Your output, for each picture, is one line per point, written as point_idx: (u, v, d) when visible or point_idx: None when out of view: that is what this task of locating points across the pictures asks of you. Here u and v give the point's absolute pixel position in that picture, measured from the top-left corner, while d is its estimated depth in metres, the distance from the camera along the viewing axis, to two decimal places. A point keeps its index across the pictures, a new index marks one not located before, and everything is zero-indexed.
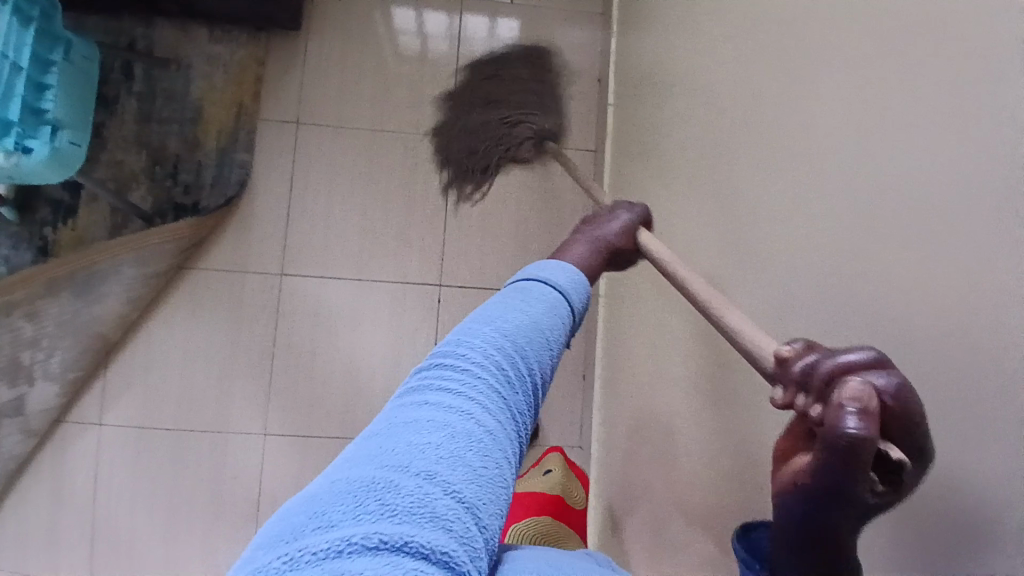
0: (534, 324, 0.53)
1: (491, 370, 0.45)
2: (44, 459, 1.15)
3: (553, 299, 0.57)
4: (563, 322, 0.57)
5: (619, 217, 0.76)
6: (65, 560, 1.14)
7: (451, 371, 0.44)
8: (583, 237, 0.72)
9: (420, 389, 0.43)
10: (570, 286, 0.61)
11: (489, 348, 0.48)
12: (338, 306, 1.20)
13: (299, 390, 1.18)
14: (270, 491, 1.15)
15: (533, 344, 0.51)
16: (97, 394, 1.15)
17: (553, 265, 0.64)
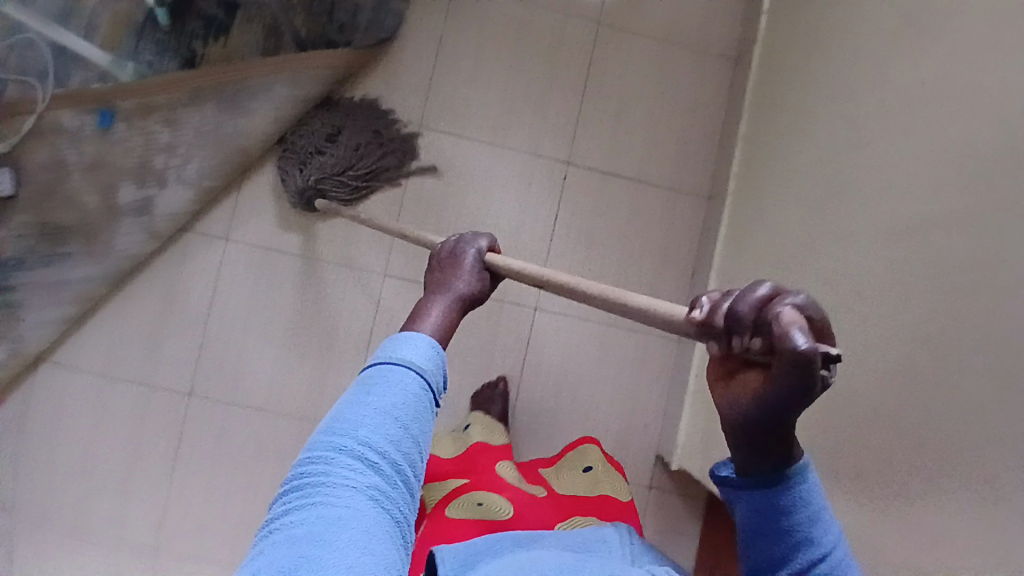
0: (381, 409, 0.49)
1: (360, 440, 0.47)
2: (160, 264, 1.19)
3: (408, 379, 0.51)
4: (425, 395, 0.52)
5: (468, 254, 0.66)
6: (167, 368, 1.18)
7: (313, 462, 0.47)
8: (436, 295, 0.61)
9: (289, 493, 0.47)
10: (426, 357, 0.53)
11: (335, 456, 0.47)
12: (470, 166, 1.24)
13: (421, 238, 1.22)
14: (382, 328, 1.21)
15: (383, 430, 0.48)
16: (225, 211, 1.20)
17: (401, 340, 0.54)
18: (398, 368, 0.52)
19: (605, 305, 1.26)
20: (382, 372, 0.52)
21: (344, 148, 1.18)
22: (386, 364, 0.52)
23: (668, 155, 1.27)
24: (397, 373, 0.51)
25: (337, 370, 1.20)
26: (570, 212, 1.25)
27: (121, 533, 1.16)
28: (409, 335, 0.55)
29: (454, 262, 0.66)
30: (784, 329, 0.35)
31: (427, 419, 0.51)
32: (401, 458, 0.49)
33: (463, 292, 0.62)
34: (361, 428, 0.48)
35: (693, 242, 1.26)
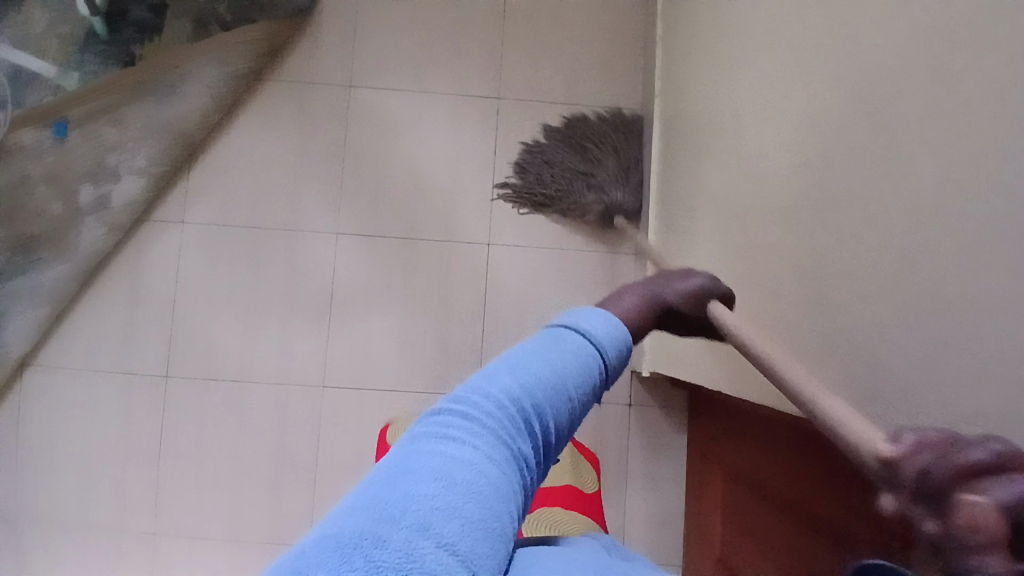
0: (559, 371, 0.45)
1: (541, 393, 0.44)
2: (125, 255, 1.25)
3: (584, 345, 0.49)
4: (600, 373, 0.49)
5: (693, 278, 0.66)
6: (144, 353, 1.22)
7: (489, 389, 0.42)
8: (641, 284, 0.62)
9: (450, 408, 0.41)
10: (606, 336, 0.51)
11: (500, 400, 0.42)
12: (404, 115, 1.27)
13: (366, 192, 1.26)
14: (343, 283, 1.24)
15: (557, 396, 0.44)
16: (179, 196, 1.26)
17: (597, 310, 0.53)
18: (576, 335, 0.50)
19: (558, 231, 1.26)
20: (561, 334, 0.49)
21: (558, 169, 1.22)
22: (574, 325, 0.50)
23: (594, 76, 1.28)
24: (574, 341, 0.49)
25: (305, 333, 1.23)
26: (508, 144, 1.27)
27: (123, 520, 1.19)
28: (598, 311, 0.53)
29: (678, 275, 0.67)
30: (993, 539, 0.28)
31: (593, 396, 0.48)
32: (556, 431, 0.45)
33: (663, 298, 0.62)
34: (536, 382, 0.44)
35: (633, 154, 1.27)
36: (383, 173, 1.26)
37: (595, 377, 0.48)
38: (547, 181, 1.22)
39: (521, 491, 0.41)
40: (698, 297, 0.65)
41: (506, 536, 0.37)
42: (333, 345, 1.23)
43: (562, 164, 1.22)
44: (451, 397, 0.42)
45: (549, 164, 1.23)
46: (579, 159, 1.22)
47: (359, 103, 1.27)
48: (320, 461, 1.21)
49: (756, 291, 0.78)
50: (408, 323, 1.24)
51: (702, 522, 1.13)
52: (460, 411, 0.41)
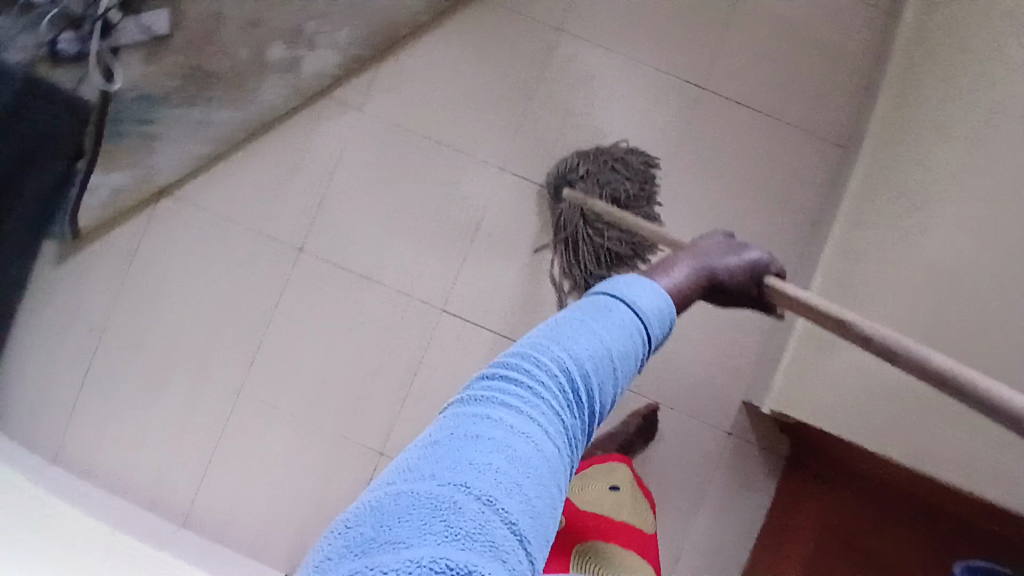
0: (606, 347, 0.55)
1: (584, 367, 0.53)
2: (292, 121, 1.23)
3: (626, 322, 0.58)
4: (639, 347, 0.59)
5: (751, 252, 0.77)
6: (283, 220, 1.21)
7: (537, 363, 0.53)
8: (694, 259, 0.72)
9: (500, 380, 0.52)
10: (653, 310, 0.61)
11: (555, 375, 0.52)
12: (605, 78, 1.23)
13: (543, 139, 1.23)
14: (490, 220, 1.22)
15: (601, 367, 0.54)
16: (363, 82, 1.23)
17: (636, 282, 0.62)
18: (625, 308, 0.59)
19: (716, 241, 1.21)
20: (611, 309, 0.58)
21: (634, 184, 1.18)
22: (615, 304, 0.59)
23: (803, 101, 1.24)
24: (623, 318, 0.58)
25: (441, 255, 1.22)
26: (695, 140, 1.23)
27: (211, 367, 1.22)
28: (644, 282, 0.63)
29: (731, 253, 0.76)
30: None
31: (636, 364, 0.58)
32: (597, 398, 0.55)
33: (716, 271, 0.73)
34: (586, 358, 0.54)
35: (816, 191, 1.23)
36: (565, 126, 1.23)
37: (636, 348, 0.58)
38: (601, 175, 1.16)
39: (567, 447, 0.52)
40: (755, 274, 0.76)
41: (557, 484, 0.49)
42: (464, 276, 1.21)
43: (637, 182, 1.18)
44: (499, 369, 0.53)
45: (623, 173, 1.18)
46: (637, 193, 1.18)
47: (564, 48, 1.23)
48: (415, 381, 1.20)
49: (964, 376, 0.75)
50: (540, 280, 1.22)
51: None
52: (511, 382, 0.51)
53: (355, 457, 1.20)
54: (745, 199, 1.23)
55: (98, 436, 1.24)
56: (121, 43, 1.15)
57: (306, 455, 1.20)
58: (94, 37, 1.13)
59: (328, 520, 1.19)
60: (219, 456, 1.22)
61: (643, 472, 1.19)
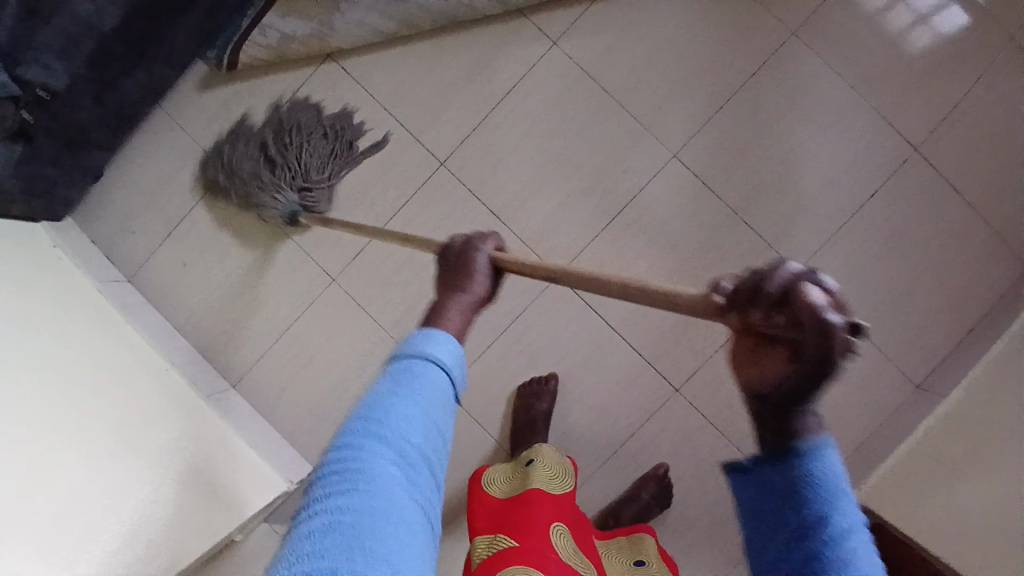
0: (409, 402, 0.49)
1: (401, 427, 0.48)
2: (485, 30, 1.16)
3: (435, 377, 0.52)
4: (452, 396, 0.53)
5: (478, 254, 0.63)
6: (438, 128, 1.16)
7: (353, 445, 0.47)
8: (461, 303, 0.59)
9: (327, 471, 0.47)
10: (453, 350, 0.54)
11: (366, 446, 0.47)
12: (817, 101, 1.14)
13: (729, 141, 1.14)
14: (642, 203, 1.15)
15: (415, 419, 0.49)
16: (571, 17, 1.15)
17: (423, 335, 0.55)
18: (422, 361, 0.52)
19: (862, 311, 1.13)
20: (416, 367, 0.51)
21: (287, 147, 1.14)
22: (414, 357, 0.53)
23: (1012, 207, 1.13)
24: (433, 374, 0.52)
25: (578, 220, 1.15)
26: (884, 201, 1.13)
27: (314, 245, 1.19)
28: (433, 330, 0.55)
29: (465, 263, 0.63)
30: None
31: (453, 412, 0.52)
32: (434, 453, 0.50)
33: (478, 294, 0.61)
34: (392, 421, 0.48)
35: (990, 301, 1.12)
36: (756, 138, 1.14)
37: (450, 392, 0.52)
38: (293, 163, 1.13)
39: (419, 508, 0.47)
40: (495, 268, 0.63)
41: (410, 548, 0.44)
42: (594, 249, 1.15)
43: (297, 146, 1.14)
44: (327, 463, 0.48)
45: (272, 164, 1.14)
46: (285, 159, 1.13)
47: (782, 63, 1.14)
48: (507, 333, 1.16)
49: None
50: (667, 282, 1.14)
51: None
52: (335, 474, 0.46)
53: None
54: (912, 281, 1.13)
55: (183, 271, 1.22)
56: None
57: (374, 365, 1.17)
58: None
59: None
60: (289, 333, 1.19)
61: (697, 509, 1.14)
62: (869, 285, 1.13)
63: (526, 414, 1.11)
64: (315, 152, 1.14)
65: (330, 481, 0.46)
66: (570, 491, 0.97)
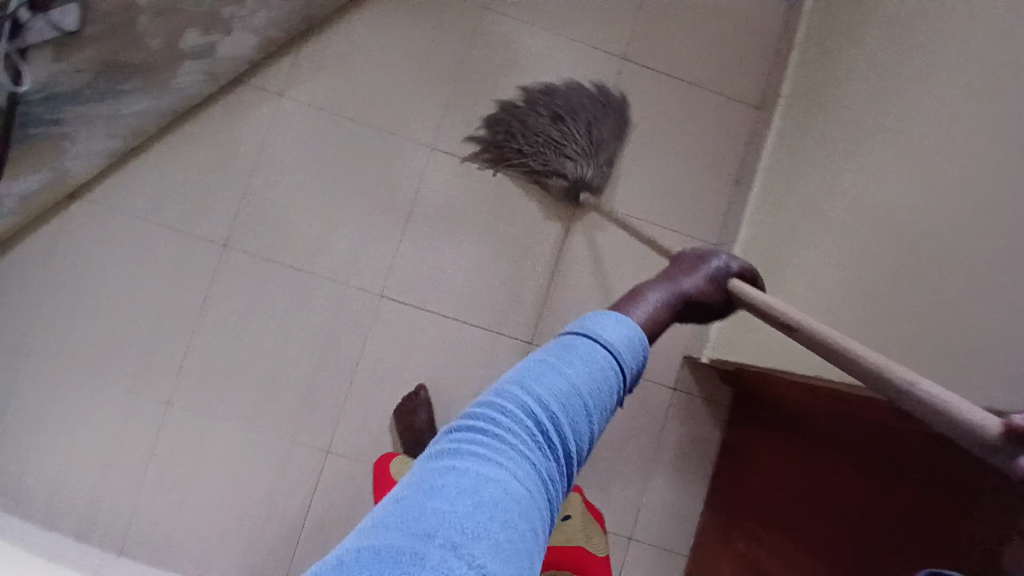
0: (573, 386, 0.51)
1: (554, 402, 0.50)
2: (215, 111, 1.19)
3: (599, 362, 0.53)
4: (613, 393, 0.54)
5: (707, 265, 0.71)
6: (210, 215, 1.17)
7: (507, 405, 0.49)
8: (662, 286, 0.65)
9: (473, 423, 0.48)
10: (624, 338, 0.56)
11: (518, 412, 0.48)
12: (530, 50, 1.25)
13: (474, 114, 1.23)
14: (426, 200, 1.20)
15: (569, 405, 0.50)
16: (287, 67, 1.21)
17: (607, 317, 0.58)
18: (597, 346, 0.55)
19: (650, 205, 1.24)
20: (584, 349, 0.54)
21: (552, 129, 1.18)
22: (587, 339, 0.55)
23: (723, 70, 1.28)
24: (599, 362, 0.53)
25: (377, 241, 1.19)
26: (622, 108, 1.26)
27: (143, 376, 1.15)
28: (616, 317, 0.58)
29: (693, 268, 0.71)
30: None
31: (606, 411, 0.53)
32: (573, 443, 0.50)
33: (684, 291, 0.67)
34: (551, 395, 0.50)
35: (740, 151, 1.27)
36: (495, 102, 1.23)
37: (612, 384, 0.54)
38: (568, 161, 1.17)
39: (545, 496, 0.47)
40: (721, 285, 0.70)
41: (528, 538, 0.43)
42: (404, 258, 1.19)
43: (574, 134, 1.18)
44: (472, 414, 0.49)
45: (529, 146, 1.18)
46: (563, 130, 1.18)
47: (487, 31, 1.24)
48: (363, 369, 1.17)
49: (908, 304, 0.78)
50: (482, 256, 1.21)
51: (724, 537, 1.12)
52: (480, 427, 0.48)
53: (304, 453, 1.16)
54: (676, 163, 1.26)
55: (17, 464, 1.13)
56: None
57: (252, 457, 1.15)
58: None
59: (281, 524, 1.15)
60: (153, 472, 1.14)
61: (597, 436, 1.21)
62: (644, 181, 1.25)
63: (407, 432, 1.13)
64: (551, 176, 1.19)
65: (475, 430, 0.47)
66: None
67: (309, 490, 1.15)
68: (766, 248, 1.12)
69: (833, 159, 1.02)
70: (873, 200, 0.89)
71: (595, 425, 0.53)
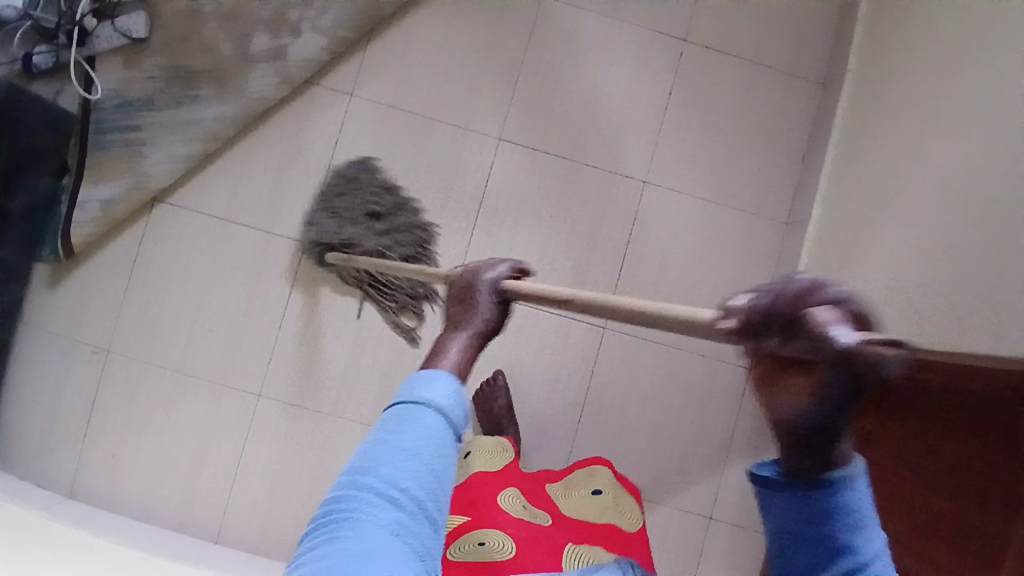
0: (405, 451, 0.51)
1: (396, 476, 0.50)
2: (286, 113, 1.21)
3: (427, 417, 0.53)
4: (450, 441, 0.54)
5: (480, 287, 0.76)
6: (287, 214, 1.20)
7: (352, 488, 0.51)
8: (456, 330, 0.72)
9: (328, 520, 0.50)
10: (449, 395, 0.55)
11: (359, 486, 0.50)
12: (590, 39, 1.25)
13: (538, 104, 1.24)
14: (494, 191, 1.23)
15: (410, 469, 0.50)
16: (353, 66, 1.22)
17: (423, 380, 0.56)
18: (419, 406, 0.54)
19: (714, 186, 1.25)
20: (407, 413, 0.54)
21: (345, 200, 1.19)
22: (411, 403, 0.55)
23: (781, 50, 1.28)
24: (428, 417, 0.53)
25: (449, 234, 1.22)
26: (683, 93, 1.26)
27: (227, 374, 1.18)
28: (433, 374, 0.57)
29: (468, 293, 0.76)
30: None
31: (452, 454, 0.53)
32: (427, 499, 0.51)
33: (478, 324, 0.73)
34: (387, 465, 0.51)
35: (802, 129, 1.27)
36: (558, 91, 1.25)
37: (449, 432, 0.53)
38: (339, 222, 1.18)
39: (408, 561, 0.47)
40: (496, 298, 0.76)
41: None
42: (476, 248, 1.22)
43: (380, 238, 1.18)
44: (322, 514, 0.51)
45: (322, 202, 1.19)
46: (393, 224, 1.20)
47: (547, 20, 1.24)
48: None
49: (971, 275, 0.79)
50: (552, 245, 1.23)
51: None
52: (333, 524, 0.50)
53: None
54: (739, 144, 1.26)
55: (117, 461, 1.18)
56: (98, 51, 1.15)
57: (337, 450, 1.18)
58: (70, 46, 1.12)
59: None
60: (244, 467, 1.17)
61: (670, 418, 1.23)
62: (708, 164, 1.26)
63: (489, 418, 1.16)
64: (325, 232, 1.17)
65: (326, 530, 0.50)
66: (514, 455, 1.07)
67: None
68: (837, 223, 1.12)
69: (906, 131, 1.01)
70: (955, 166, 0.88)
71: (448, 467, 0.53)
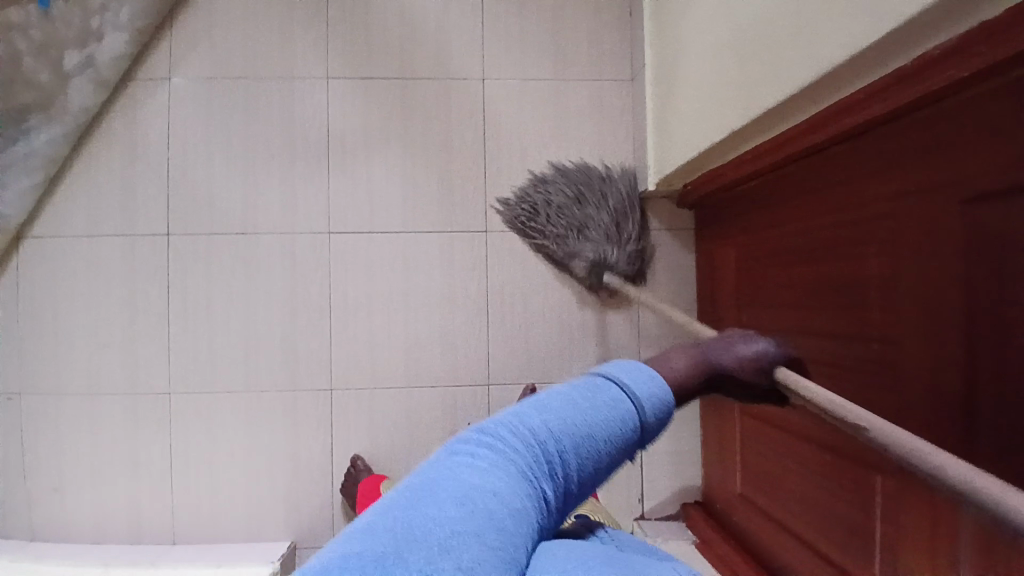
0: (589, 424, 0.56)
1: (569, 440, 0.54)
2: (116, 116, 1.21)
3: (616, 407, 0.59)
4: (622, 440, 0.58)
5: (747, 345, 0.78)
6: (146, 212, 1.20)
7: (522, 425, 0.53)
8: (690, 349, 0.77)
9: (487, 437, 0.52)
10: (642, 398, 0.62)
11: (535, 442, 0.52)
12: None
13: (353, 33, 1.22)
14: (338, 129, 1.21)
15: (584, 442, 0.55)
16: (165, 52, 1.21)
17: (642, 374, 0.64)
18: (614, 396, 0.60)
19: (551, 60, 1.23)
20: (597, 393, 0.59)
21: (576, 194, 1.17)
22: (598, 386, 0.61)
23: None
24: (612, 405, 0.59)
25: (307, 183, 1.20)
26: None
27: (137, 382, 1.19)
28: (640, 371, 0.64)
29: (735, 341, 0.79)
30: None
31: (613, 456, 0.57)
32: (575, 477, 0.55)
33: (716, 361, 0.76)
34: (565, 430, 0.54)
35: None
36: (371, 13, 1.22)
37: (623, 438, 0.58)
38: (575, 207, 1.17)
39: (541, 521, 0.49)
40: (751, 362, 0.77)
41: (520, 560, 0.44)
42: (338, 187, 1.21)
43: (596, 202, 1.17)
44: (480, 430, 0.53)
45: (569, 197, 1.17)
46: (589, 208, 1.17)
47: None
48: (334, 304, 1.20)
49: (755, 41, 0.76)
50: (410, 164, 1.22)
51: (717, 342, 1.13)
52: (486, 443, 0.52)
53: (308, 400, 1.19)
54: (565, 11, 1.23)
55: (61, 494, 1.20)
56: None
57: (262, 421, 1.19)
58: None
59: (309, 466, 1.19)
60: (180, 462, 1.19)
61: (574, 297, 1.22)
62: (540, 41, 1.23)
63: None
64: (575, 258, 1.17)
65: (484, 442, 0.52)
66: None
67: (325, 431, 1.19)
68: (663, 53, 1.10)
69: None
70: None
71: (600, 467, 0.57)
